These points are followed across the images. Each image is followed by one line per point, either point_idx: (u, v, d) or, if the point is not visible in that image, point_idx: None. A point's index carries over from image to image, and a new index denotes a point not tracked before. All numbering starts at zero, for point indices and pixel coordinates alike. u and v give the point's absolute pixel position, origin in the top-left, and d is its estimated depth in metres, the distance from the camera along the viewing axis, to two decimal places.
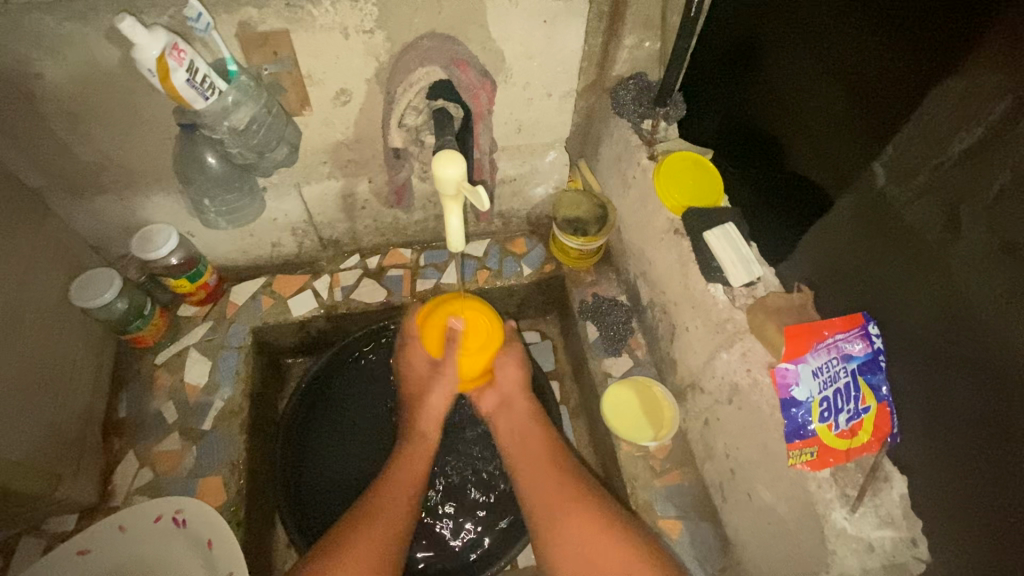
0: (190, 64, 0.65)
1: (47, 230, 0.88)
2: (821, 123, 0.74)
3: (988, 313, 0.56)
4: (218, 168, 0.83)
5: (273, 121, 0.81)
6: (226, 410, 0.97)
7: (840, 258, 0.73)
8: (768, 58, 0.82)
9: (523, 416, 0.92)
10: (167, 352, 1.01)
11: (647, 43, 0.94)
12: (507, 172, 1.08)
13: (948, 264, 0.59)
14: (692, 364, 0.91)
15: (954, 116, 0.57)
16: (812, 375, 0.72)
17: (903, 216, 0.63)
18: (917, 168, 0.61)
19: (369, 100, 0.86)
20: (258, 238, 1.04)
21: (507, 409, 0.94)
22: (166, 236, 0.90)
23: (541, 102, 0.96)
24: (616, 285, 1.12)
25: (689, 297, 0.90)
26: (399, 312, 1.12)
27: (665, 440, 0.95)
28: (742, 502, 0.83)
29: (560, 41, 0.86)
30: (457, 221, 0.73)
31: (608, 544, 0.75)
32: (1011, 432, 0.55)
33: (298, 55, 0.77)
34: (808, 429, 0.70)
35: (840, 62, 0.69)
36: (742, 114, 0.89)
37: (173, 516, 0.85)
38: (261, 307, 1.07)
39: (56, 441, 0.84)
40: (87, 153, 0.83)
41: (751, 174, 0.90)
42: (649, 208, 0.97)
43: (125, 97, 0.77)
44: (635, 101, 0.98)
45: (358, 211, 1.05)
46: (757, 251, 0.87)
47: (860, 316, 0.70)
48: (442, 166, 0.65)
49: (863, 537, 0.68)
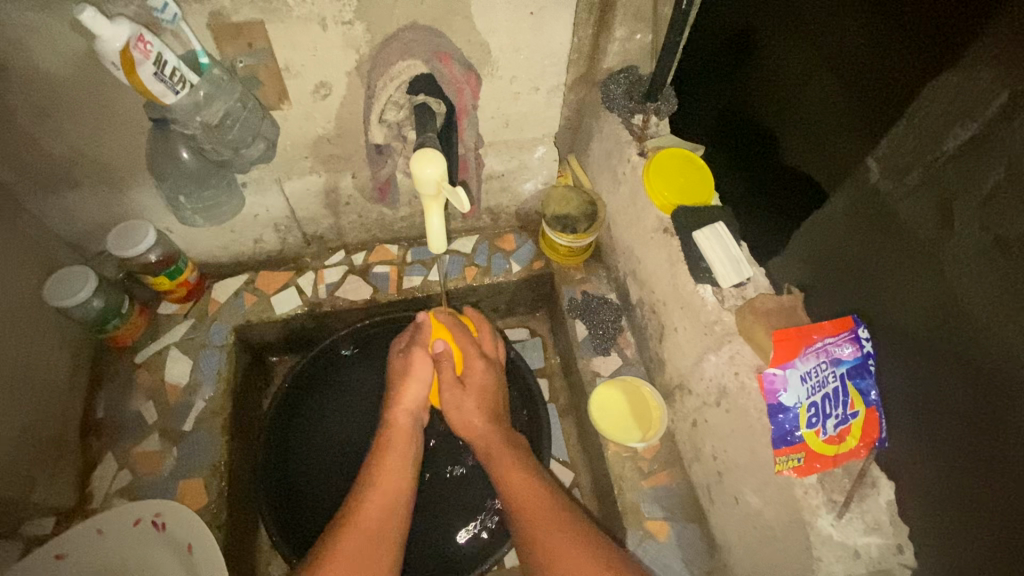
0: (157, 57, 0.63)
1: (18, 227, 0.85)
2: (817, 119, 0.71)
3: (980, 313, 0.54)
4: (191, 162, 0.82)
5: (248, 116, 0.79)
6: (208, 411, 0.95)
7: (831, 253, 0.71)
8: (761, 50, 0.80)
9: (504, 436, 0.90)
10: (147, 351, 0.99)
11: (638, 35, 0.91)
12: (494, 167, 1.05)
13: (938, 260, 0.57)
14: (681, 365, 0.90)
15: (948, 111, 0.55)
16: (800, 380, 0.69)
17: (897, 214, 0.61)
18: (911, 164, 0.59)
19: (350, 93, 0.83)
20: (240, 234, 1.01)
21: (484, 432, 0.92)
22: (144, 232, 0.88)
23: (529, 96, 0.93)
24: (606, 282, 1.10)
25: (678, 297, 0.88)
26: (386, 309, 1.10)
27: (653, 441, 0.94)
28: (729, 505, 0.83)
29: (547, 33, 0.84)
30: (438, 220, 0.71)
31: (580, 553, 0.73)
32: (999, 438, 0.54)
33: (275, 47, 0.75)
34: (795, 435, 0.69)
35: (835, 56, 0.67)
36: (734, 109, 0.87)
37: (153, 520, 0.84)
38: (244, 304, 1.05)
39: (30, 443, 0.82)
40: (57, 148, 0.80)
41: (742, 171, 0.88)
42: (639, 206, 0.95)
43: (95, 90, 0.74)
44: (625, 96, 0.96)
45: (342, 207, 1.03)
46: (749, 252, 0.85)
47: (850, 319, 0.68)
48: (419, 166, 0.63)
49: (848, 543, 0.67)
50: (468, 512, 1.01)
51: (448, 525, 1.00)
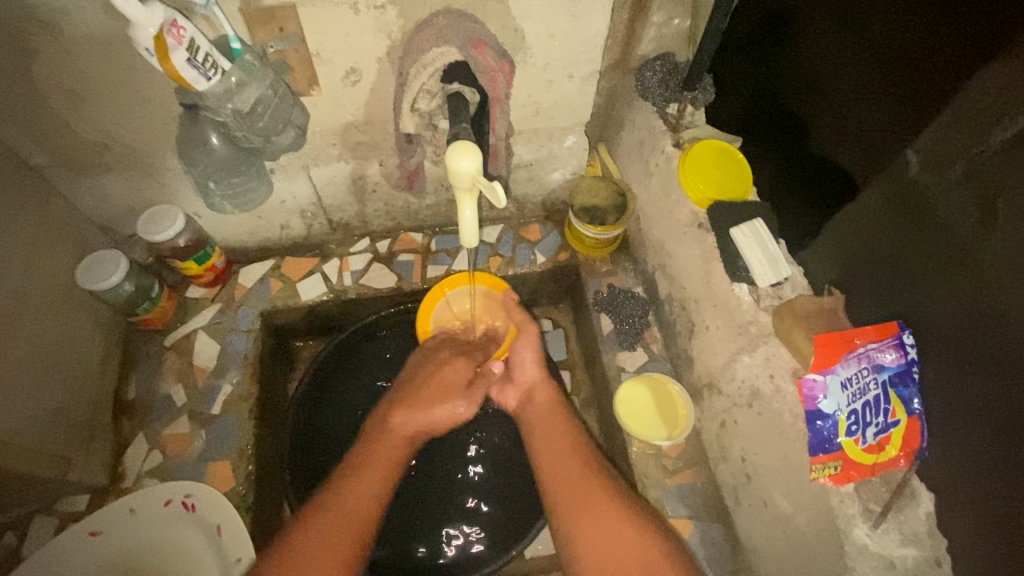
0: (190, 42, 0.61)
1: (51, 210, 0.86)
2: (855, 107, 0.68)
3: (1017, 314, 0.52)
4: (222, 149, 0.81)
5: (279, 102, 0.78)
6: (235, 395, 0.96)
7: (865, 248, 0.69)
8: (799, 33, 0.76)
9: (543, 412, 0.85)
10: (175, 334, 1.00)
11: (676, 21, 0.88)
12: (523, 157, 1.04)
13: (980, 259, 0.55)
14: (711, 363, 0.88)
15: (996, 103, 0.52)
16: (841, 387, 0.68)
17: (935, 210, 0.59)
18: (954, 157, 0.57)
19: (380, 80, 0.82)
20: (266, 220, 1.01)
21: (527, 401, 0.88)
22: (173, 217, 0.87)
23: (562, 83, 0.91)
24: (633, 275, 1.08)
25: (711, 295, 0.86)
26: (409, 297, 1.10)
27: (679, 439, 0.92)
28: (757, 507, 0.81)
29: (584, 19, 0.81)
30: (471, 213, 0.69)
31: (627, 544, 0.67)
32: None
33: (305, 32, 0.73)
34: (834, 442, 0.67)
35: (874, 42, 0.64)
36: (769, 98, 0.84)
37: (183, 500, 0.85)
38: (270, 290, 1.05)
39: (64, 423, 0.83)
40: (89, 132, 0.80)
41: (778, 163, 0.85)
42: (673, 199, 0.93)
43: (125, 73, 0.73)
44: (662, 84, 0.93)
45: (368, 194, 1.02)
46: (785, 249, 0.82)
47: (894, 324, 0.65)
48: (455, 159, 0.62)
49: (884, 554, 0.65)
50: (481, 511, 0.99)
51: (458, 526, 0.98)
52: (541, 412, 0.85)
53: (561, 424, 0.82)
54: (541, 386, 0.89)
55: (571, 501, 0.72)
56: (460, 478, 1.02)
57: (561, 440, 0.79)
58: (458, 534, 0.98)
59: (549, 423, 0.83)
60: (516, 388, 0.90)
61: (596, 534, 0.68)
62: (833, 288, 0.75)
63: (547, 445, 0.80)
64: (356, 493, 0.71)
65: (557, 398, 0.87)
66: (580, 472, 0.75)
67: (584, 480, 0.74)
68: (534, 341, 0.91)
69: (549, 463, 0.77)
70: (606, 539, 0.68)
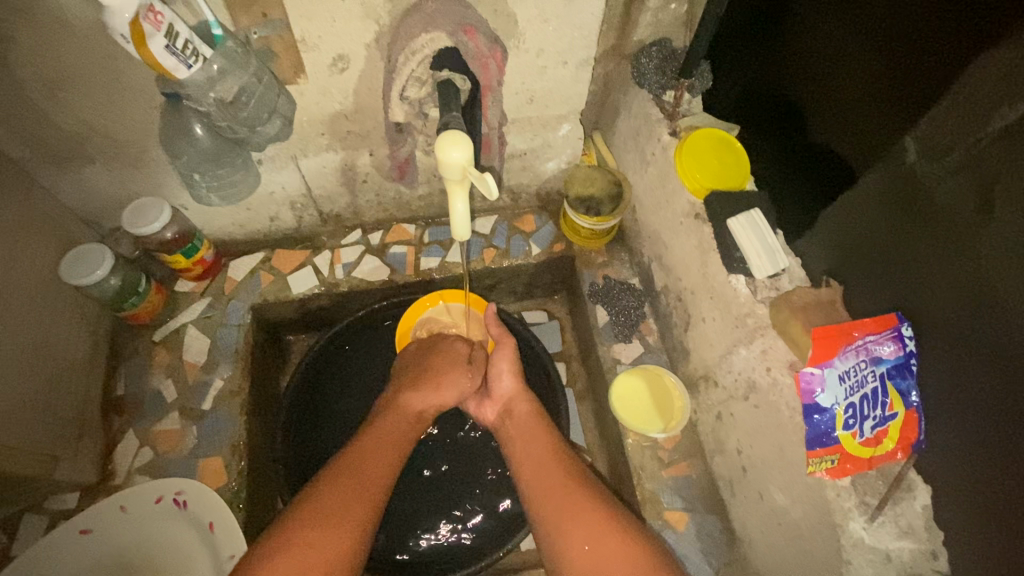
0: (168, 28, 0.59)
1: (33, 204, 0.84)
2: (854, 94, 0.67)
3: (1017, 306, 0.51)
4: (205, 139, 0.79)
5: (264, 91, 0.76)
6: (227, 390, 0.94)
7: (865, 236, 0.67)
8: (798, 16, 0.74)
9: (524, 418, 0.84)
10: (165, 328, 0.99)
11: (673, 6, 0.86)
12: (517, 146, 1.02)
13: (977, 248, 0.54)
14: (708, 356, 0.87)
15: (995, 89, 0.51)
16: (838, 381, 0.66)
17: (932, 199, 0.58)
18: (952, 145, 0.56)
19: (369, 66, 0.79)
20: (256, 211, 0.99)
21: (507, 413, 0.87)
22: (158, 210, 0.85)
23: (556, 70, 0.89)
24: (629, 266, 1.07)
25: (708, 286, 0.85)
26: (401, 290, 1.08)
27: (675, 432, 0.92)
28: (752, 500, 0.80)
29: (578, 4, 0.79)
30: (462, 205, 0.67)
31: (614, 556, 0.65)
32: None
33: (291, 17, 0.71)
34: (831, 437, 0.66)
35: (874, 25, 0.62)
36: (767, 83, 0.82)
37: (174, 497, 0.84)
38: (260, 283, 1.03)
39: (51, 420, 0.82)
40: (69, 122, 0.78)
41: (776, 150, 0.83)
42: (669, 188, 0.91)
43: (104, 61, 0.71)
44: (658, 70, 0.91)
45: (359, 185, 1.00)
46: (783, 240, 0.81)
47: (892, 317, 0.64)
48: (445, 149, 0.60)
49: (880, 547, 0.65)
50: (462, 511, 0.98)
51: (444, 523, 0.98)
52: (522, 419, 0.84)
53: (542, 435, 0.81)
54: (518, 399, 0.87)
55: (560, 507, 0.71)
56: (449, 474, 1.01)
57: (541, 451, 0.78)
58: (443, 531, 0.97)
59: (527, 434, 0.82)
60: (494, 403, 0.90)
61: (583, 535, 0.67)
62: (831, 279, 0.74)
63: (526, 458, 0.78)
64: (364, 469, 0.70)
65: (535, 406, 0.86)
66: (559, 482, 0.73)
67: (566, 489, 0.72)
68: (512, 354, 0.90)
69: (529, 477, 0.76)
70: (592, 545, 0.66)
